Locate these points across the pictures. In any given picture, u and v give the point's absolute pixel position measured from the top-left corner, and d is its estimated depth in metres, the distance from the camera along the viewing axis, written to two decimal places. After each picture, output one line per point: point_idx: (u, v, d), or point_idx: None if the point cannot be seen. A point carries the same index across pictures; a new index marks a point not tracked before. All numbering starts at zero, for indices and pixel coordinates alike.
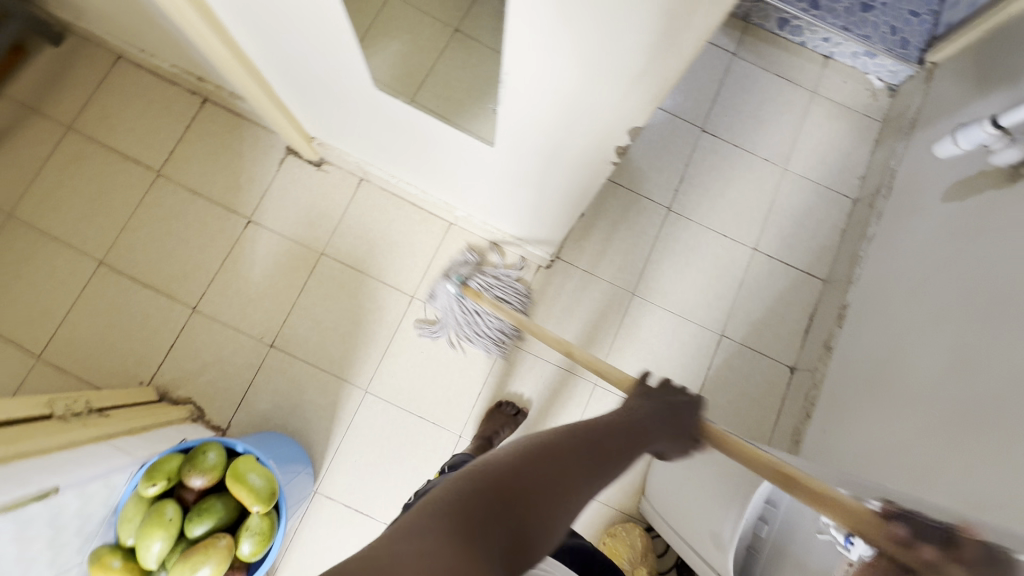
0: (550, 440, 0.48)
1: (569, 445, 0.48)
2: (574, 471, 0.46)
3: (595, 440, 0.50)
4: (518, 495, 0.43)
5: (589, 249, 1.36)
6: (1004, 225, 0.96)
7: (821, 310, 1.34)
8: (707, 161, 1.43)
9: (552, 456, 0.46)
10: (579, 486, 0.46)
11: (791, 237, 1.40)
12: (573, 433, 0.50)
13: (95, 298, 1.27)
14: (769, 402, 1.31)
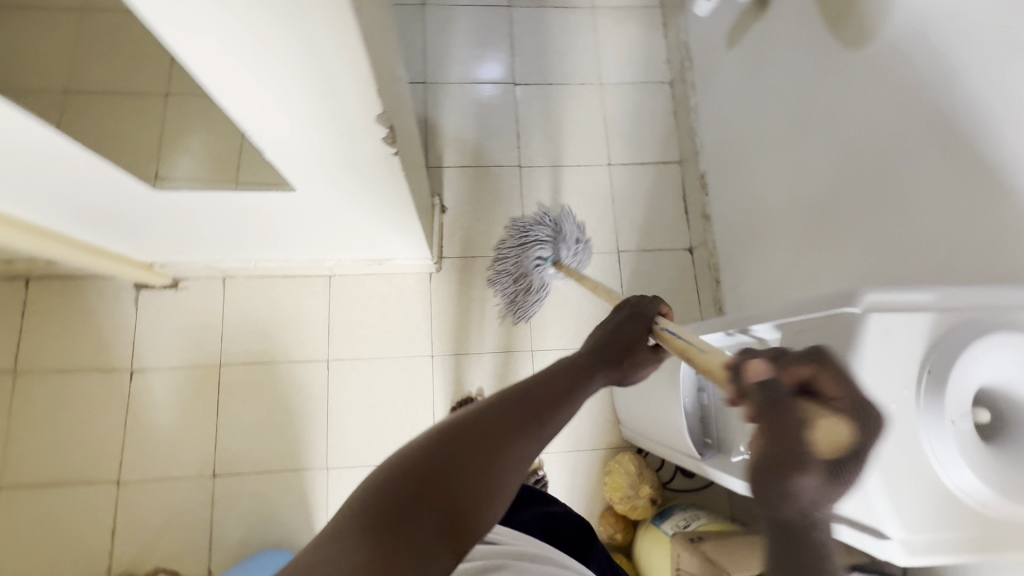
0: (496, 404, 0.45)
1: (548, 392, 0.48)
2: (486, 454, 0.41)
3: (527, 397, 0.46)
4: (450, 456, 0.40)
5: (468, 236, 1.38)
6: (776, 49, 1.06)
7: (689, 188, 1.43)
8: (533, 109, 1.48)
9: (492, 413, 0.44)
10: (525, 435, 0.43)
11: (635, 139, 1.47)
12: (532, 390, 0.47)
13: (8, 526, 1.16)
14: (686, 287, 1.38)
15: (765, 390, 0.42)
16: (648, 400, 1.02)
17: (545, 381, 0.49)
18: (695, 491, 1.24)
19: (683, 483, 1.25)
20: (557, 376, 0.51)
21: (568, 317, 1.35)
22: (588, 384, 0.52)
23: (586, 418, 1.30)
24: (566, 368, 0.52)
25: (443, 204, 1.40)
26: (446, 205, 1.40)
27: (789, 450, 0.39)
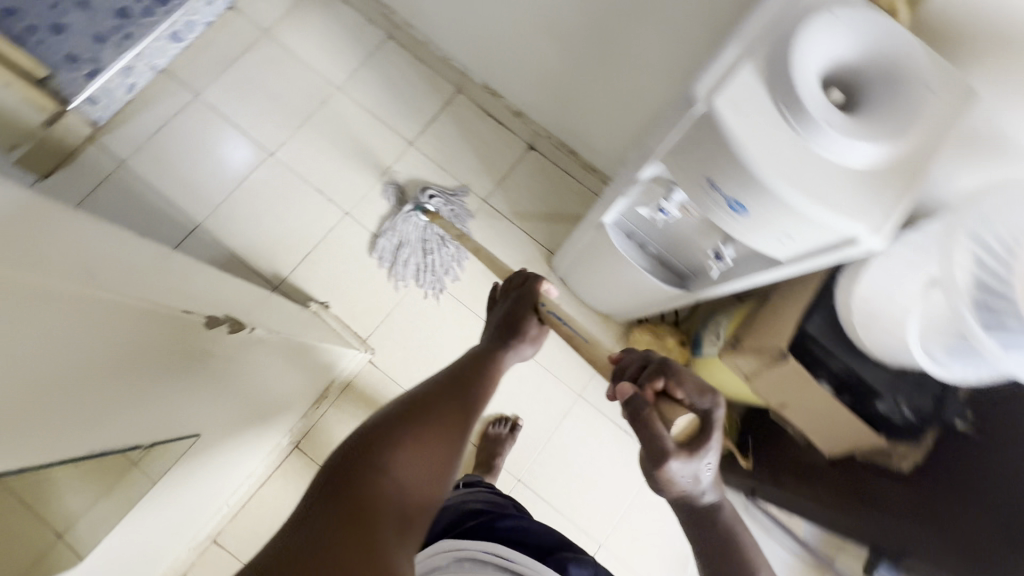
0: (412, 407, 0.46)
1: (455, 390, 0.49)
2: (439, 412, 0.46)
3: (459, 374, 0.52)
4: (400, 453, 0.42)
5: (366, 303, 1.30)
6: None
7: (484, 103, 1.41)
8: (309, 159, 1.36)
9: (410, 414, 0.45)
10: (467, 395, 0.50)
11: (409, 106, 1.41)
12: (442, 390, 0.49)
13: None
14: (554, 176, 1.40)
15: (631, 405, 0.48)
16: (619, 281, 1.06)
17: (450, 379, 0.51)
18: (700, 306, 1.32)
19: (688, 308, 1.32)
20: (460, 369, 0.52)
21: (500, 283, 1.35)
22: (489, 378, 0.54)
23: None
24: (472, 358, 0.55)
25: (320, 299, 1.29)
26: (323, 298, 1.29)
27: (653, 447, 0.46)
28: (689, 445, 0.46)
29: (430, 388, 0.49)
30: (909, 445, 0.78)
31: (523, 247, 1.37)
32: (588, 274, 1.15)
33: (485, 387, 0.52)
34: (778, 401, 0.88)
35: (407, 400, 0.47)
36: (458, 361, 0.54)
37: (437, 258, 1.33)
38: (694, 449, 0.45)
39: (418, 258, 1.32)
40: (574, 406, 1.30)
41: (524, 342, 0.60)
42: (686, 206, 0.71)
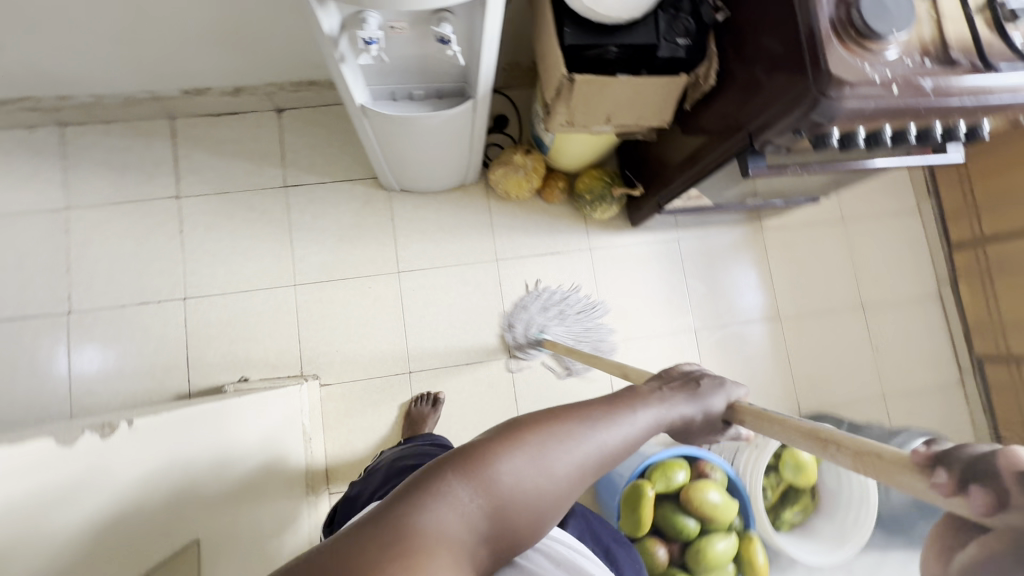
0: (540, 421, 0.40)
1: (599, 432, 0.41)
2: (533, 469, 0.38)
3: (590, 416, 0.42)
4: (467, 510, 0.37)
5: (275, 347, 1.25)
6: None
7: (205, 109, 1.29)
8: (108, 286, 1.23)
9: (531, 440, 0.39)
10: (569, 472, 0.39)
11: (145, 167, 1.28)
12: (590, 422, 0.41)
13: None
14: (322, 116, 1.34)
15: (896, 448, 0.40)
16: (426, 146, 1.06)
17: (608, 420, 0.42)
18: (520, 114, 1.36)
19: (514, 123, 1.36)
20: (615, 405, 0.44)
21: (362, 235, 1.32)
22: (642, 427, 0.44)
23: (461, 215, 1.35)
24: (632, 396, 0.46)
25: (238, 378, 1.23)
26: (239, 376, 1.23)
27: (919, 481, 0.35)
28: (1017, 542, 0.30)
29: (572, 411, 0.42)
30: (705, 62, 0.87)
31: (353, 193, 1.33)
32: (411, 158, 1.11)
33: (630, 442, 0.43)
34: (606, 118, 0.93)
35: (539, 413, 0.41)
36: (616, 394, 0.46)
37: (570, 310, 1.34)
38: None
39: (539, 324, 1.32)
40: (501, 269, 1.35)
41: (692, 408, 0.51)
42: (392, 19, 0.70)
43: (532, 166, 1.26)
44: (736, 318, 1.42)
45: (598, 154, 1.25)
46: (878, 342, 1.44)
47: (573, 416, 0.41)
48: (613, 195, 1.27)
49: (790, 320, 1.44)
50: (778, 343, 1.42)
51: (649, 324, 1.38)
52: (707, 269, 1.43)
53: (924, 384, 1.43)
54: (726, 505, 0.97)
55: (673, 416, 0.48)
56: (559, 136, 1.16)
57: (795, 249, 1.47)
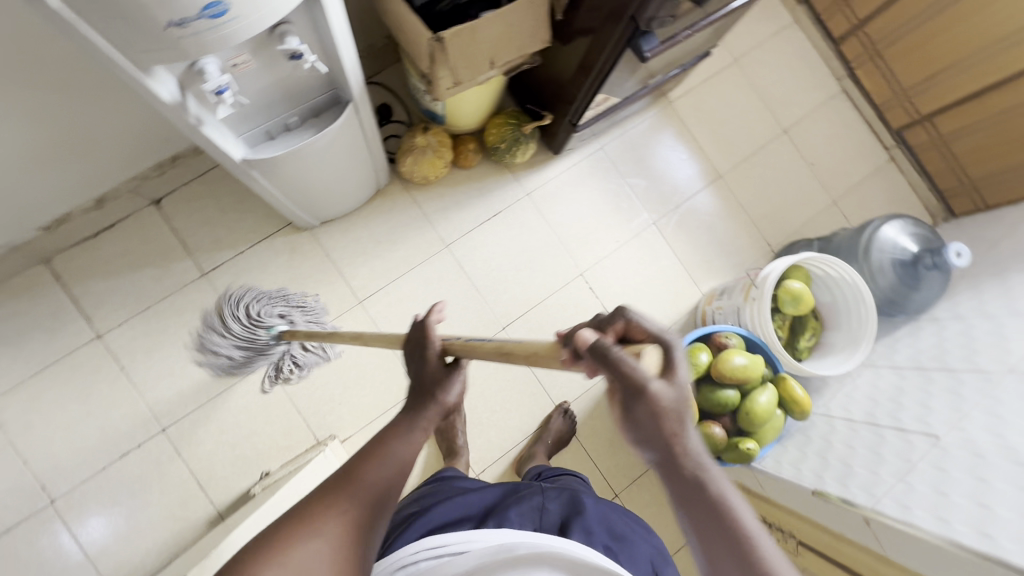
0: (271, 536, 0.45)
1: (355, 490, 0.49)
2: (328, 529, 0.46)
3: (357, 471, 0.51)
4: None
5: (277, 430, 1.19)
6: None
7: (77, 235, 1.16)
8: (78, 455, 1.13)
9: (261, 554, 0.44)
10: (359, 513, 0.48)
11: (48, 322, 1.15)
12: (328, 505, 0.48)
13: None
14: (204, 187, 1.22)
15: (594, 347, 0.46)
16: (326, 169, 0.98)
17: (346, 492, 0.49)
18: (400, 96, 1.28)
19: (399, 108, 1.29)
20: (355, 472, 0.51)
21: (307, 284, 1.25)
22: (385, 476, 0.51)
23: (391, 220, 1.29)
24: (374, 450, 0.53)
25: (260, 475, 1.17)
26: (258, 473, 1.17)
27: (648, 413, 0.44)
28: (630, 393, 0.44)
29: (304, 511, 0.47)
30: None
31: (275, 248, 1.24)
32: (316, 186, 1.03)
33: (386, 483, 0.51)
34: (489, 64, 0.87)
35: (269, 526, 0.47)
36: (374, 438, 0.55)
37: (284, 302, 1.17)
38: (644, 407, 0.44)
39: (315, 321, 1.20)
40: (454, 252, 1.31)
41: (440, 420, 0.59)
42: (231, 57, 0.62)
43: (436, 141, 1.21)
44: (684, 194, 1.45)
45: (493, 100, 1.20)
46: (810, 157, 1.51)
47: (343, 480, 0.50)
48: (526, 133, 1.23)
49: (730, 173, 1.48)
50: (729, 199, 1.47)
51: (612, 237, 1.39)
52: (639, 162, 1.44)
53: (862, 175, 1.52)
54: (754, 360, 1.00)
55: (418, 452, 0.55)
56: (449, 100, 1.10)
57: (707, 107, 1.49)
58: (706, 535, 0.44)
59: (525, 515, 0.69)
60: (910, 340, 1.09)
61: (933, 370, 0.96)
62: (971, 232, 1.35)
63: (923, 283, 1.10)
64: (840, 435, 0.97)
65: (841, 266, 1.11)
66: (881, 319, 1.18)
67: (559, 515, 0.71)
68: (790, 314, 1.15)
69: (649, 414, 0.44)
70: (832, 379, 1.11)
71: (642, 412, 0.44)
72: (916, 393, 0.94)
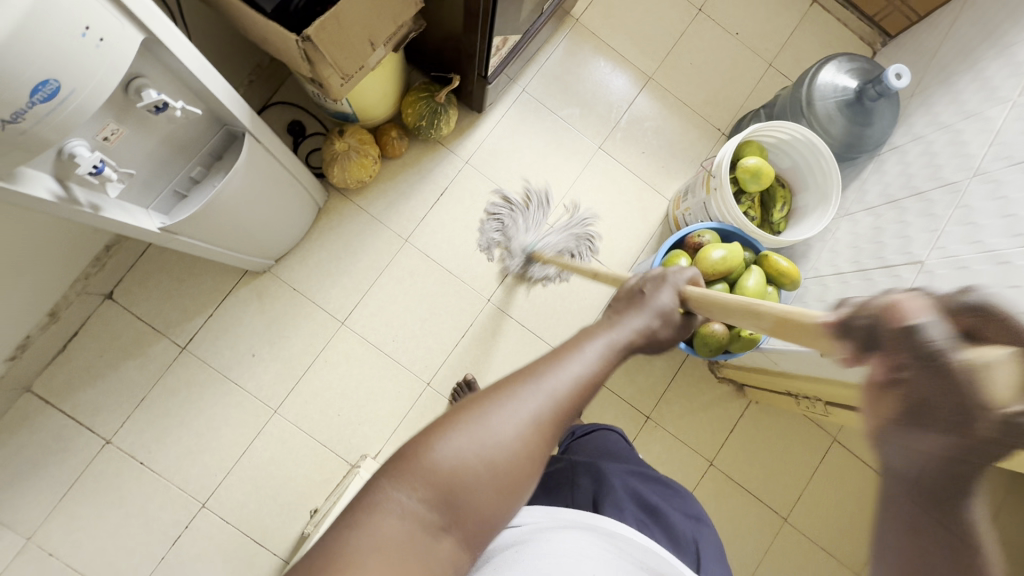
0: (470, 403, 0.43)
1: (572, 363, 0.46)
2: (558, 397, 0.44)
3: (583, 342, 0.48)
4: (494, 434, 0.41)
5: (311, 467, 1.20)
6: None
7: (49, 352, 1.14)
8: (136, 552, 1.14)
9: (464, 412, 0.42)
10: (591, 377, 0.46)
11: (56, 443, 1.14)
12: (534, 375, 0.44)
13: (811, 497, 1.30)
14: (151, 264, 1.20)
15: (908, 341, 0.32)
16: (253, 206, 0.95)
17: (552, 366, 0.45)
18: (306, 107, 1.23)
19: (309, 119, 1.23)
20: (560, 352, 0.47)
21: (287, 322, 1.24)
22: (596, 359, 0.47)
23: (343, 233, 1.26)
24: (575, 337, 0.49)
25: (309, 514, 1.18)
26: (307, 512, 1.19)
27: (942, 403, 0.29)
28: (906, 407, 0.31)
29: (503, 382, 0.44)
30: None
31: (243, 298, 1.23)
32: (253, 227, 1.00)
33: (606, 364, 0.48)
34: (370, 45, 0.83)
35: (468, 394, 0.45)
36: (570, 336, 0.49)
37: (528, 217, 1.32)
38: (943, 428, 0.28)
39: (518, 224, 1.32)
40: (416, 244, 1.29)
41: (645, 324, 0.53)
42: (97, 132, 0.59)
43: (356, 141, 1.16)
44: (620, 109, 1.40)
45: (398, 81, 1.14)
46: (734, 27, 1.45)
47: (569, 349, 0.47)
48: (442, 101, 1.17)
49: (660, 71, 1.43)
50: (667, 97, 1.42)
51: (564, 175, 1.36)
52: (567, 92, 1.39)
53: (791, 26, 1.46)
54: (732, 249, 1.00)
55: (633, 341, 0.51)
56: (351, 95, 1.05)
57: (614, 11, 1.42)
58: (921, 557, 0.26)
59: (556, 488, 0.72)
60: (877, 176, 1.07)
61: (904, 199, 0.95)
62: (911, 48, 1.31)
63: (874, 116, 1.08)
64: (834, 290, 0.97)
65: (792, 126, 1.08)
66: (846, 165, 1.16)
67: (588, 485, 0.73)
68: (755, 192, 1.13)
69: (910, 412, 0.30)
70: (813, 240, 1.10)
71: (947, 428, 0.28)
72: (894, 225, 0.93)
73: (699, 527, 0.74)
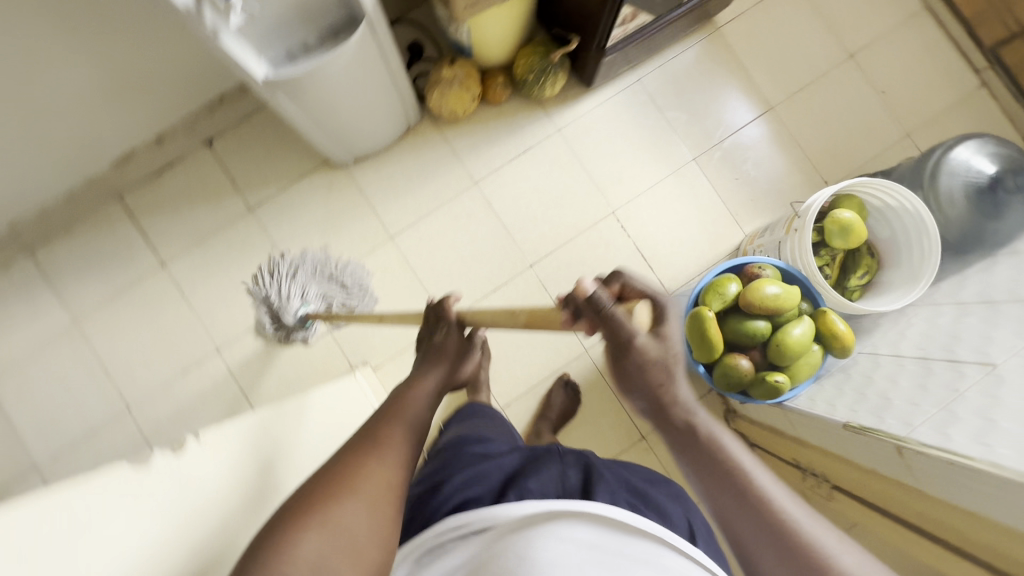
0: (320, 484, 0.47)
1: (396, 427, 0.54)
2: (394, 453, 0.52)
3: (404, 408, 0.57)
4: (349, 486, 0.47)
5: (315, 355, 1.27)
6: None
7: (143, 173, 1.27)
8: (151, 369, 1.26)
9: (319, 491, 0.46)
10: (414, 432, 0.56)
11: (122, 252, 1.28)
12: (369, 444, 0.51)
13: None
14: (249, 128, 1.30)
15: (591, 303, 0.50)
16: (351, 95, 1.00)
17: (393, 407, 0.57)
18: (431, 33, 1.28)
19: (429, 44, 1.28)
20: (384, 420, 0.55)
21: (342, 219, 1.30)
22: (416, 420, 0.57)
23: (420, 157, 1.31)
24: (392, 409, 0.57)
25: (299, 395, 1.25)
26: (298, 393, 1.26)
27: (640, 365, 0.50)
28: (616, 349, 0.51)
29: (341, 458, 0.50)
30: None
31: (314, 184, 1.31)
32: (343, 116, 1.06)
33: (420, 421, 0.57)
34: None
35: (309, 480, 0.48)
36: (382, 410, 0.57)
37: (336, 278, 1.28)
38: (625, 352, 0.50)
39: (312, 273, 1.28)
40: (482, 190, 1.31)
41: (434, 382, 0.63)
42: None
43: (463, 73, 1.19)
44: (728, 129, 1.35)
45: (520, 29, 1.16)
46: (881, 84, 1.35)
47: (391, 419, 0.55)
48: (555, 61, 1.18)
49: (784, 105, 1.35)
50: (782, 133, 1.35)
51: (647, 175, 1.33)
52: (680, 96, 1.35)
53: (946, 101, 1.33)
54: (790, 291, 0.93)
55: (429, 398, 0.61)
56: (472, 26, 1.08)
57: (759, 31, 1.36)
58: (702, 469, 0.49)
59: (547, 483, 0.63)
60: (982, 274, 0.96)
61: (1003, 302, 0.84)
62: None
63: (1004, 211, 0.96)
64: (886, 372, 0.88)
65: (903, 192, 0.99)
66: (952, 255, 1.05)
67: (581, 481, 0.64)
68: (840, 249, 1.05)
69: (638, 366, 0.50)
70: (884, 317, 1.00)
71: (632, 364, 0.50)
72: (979, 324, 0.83)
73: (688, 508, 0.74)
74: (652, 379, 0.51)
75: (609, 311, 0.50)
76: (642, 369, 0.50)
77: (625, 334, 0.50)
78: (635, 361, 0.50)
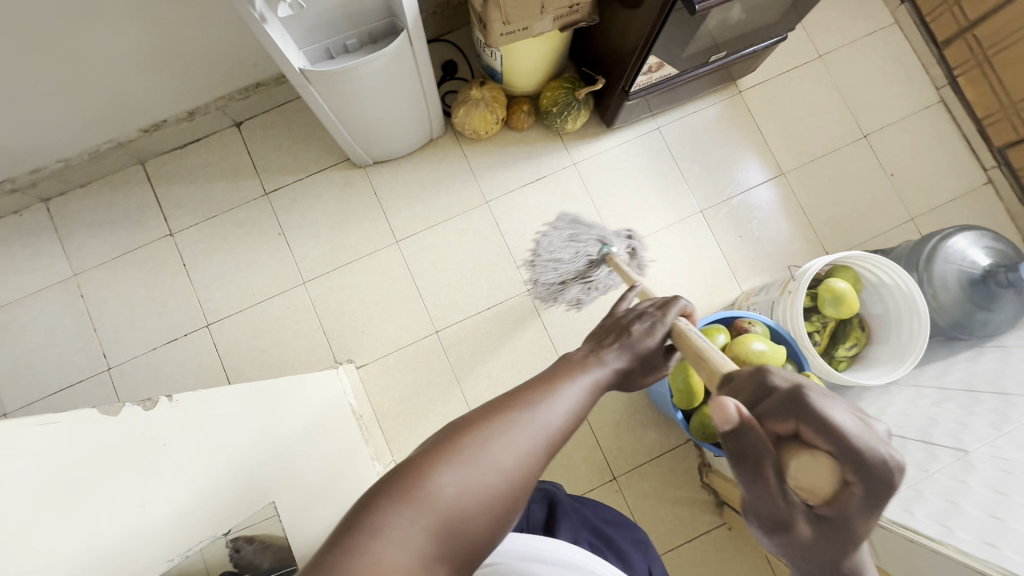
0: (467, 432, 0.43)
1: (558, 401, 0.48)
2: (550, 429, 0.45)
3: (572, 385, 0.50)
4: (493, 446, 0.42)
5: (302, 345, 1.27)
6: None
7: (169, 144, 1.31)
8: (138, 333, 1.27)
9: (465, 439, 0.42)
10: (575, 417, 0.48)
11: (134, 215, 1.31)
12: (524, 409, 0.45)
13: None
14: (279, 117, 1.34)
15: (742, 432, 0.45)
16: (381, 101, 1.04)
17: (529, 408, 0.45)
18: (466, 55, 1.34)
19: (463, 65, 1.34)
20: (546, 388, 0.48)
21: (352, 217, 1.33)
22: (579, 404, 0.48)
23: (437, 169, 1.35)
24: (557, 377, 0.51)
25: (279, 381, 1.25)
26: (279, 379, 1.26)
27: (827, 474, 0.43)
28: (802, 466, 0.44)
29: (494, 409, 0.45)
30: None
31: (331, 179, 1.34)
32: (370, 119, 1.10)
33: (584, 406, 0.49)
34: (540, 9, 0.90)
35: (457, 422, 0.44)
36: (549, 376, 0.51)
37: (564, 249, 1.28)
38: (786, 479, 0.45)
39: (558, 249, 1.29)
40: (492, 209, 1.34)
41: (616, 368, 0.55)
42: None
43: (491, 96, 1.24)
44: (737, 188, 1.38)
45: (551, 63, 1.21)
46: (891, 167, 1.39)
47: (555, 387, 0.49)
48: (580, 98, 1.23)
49: (794, 173, 1.39)
50: (789, 199, 1.38)
51: (654, 219, 1.36)
52: (696, 149, 1.39)
53: (952, 193, 1.37)
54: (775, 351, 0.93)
55: (602, 387, 0.53)
56: (505, 53, 1.13)
57: (779, 100, 1.42)
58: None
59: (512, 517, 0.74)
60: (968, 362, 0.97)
61: (983, 392, 0.84)
62: None
63: (996, 304, 0.97)
64: None
65: (898, 272, 1.00)
66: (941, 340, 1.06)
67: (543, 515, 0.75)
68: (832, 317, 1.06)
69: (801, 487, 0.44)
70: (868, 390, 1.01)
71: (792, 497, 0.45)
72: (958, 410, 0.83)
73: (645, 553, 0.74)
74: (830, 518, 0.43)
75: (764, 443, 0.45)
76: (804, 491, 0.44)
77: (786, 463, 0.45)
78: (811, 496, 0.44)
